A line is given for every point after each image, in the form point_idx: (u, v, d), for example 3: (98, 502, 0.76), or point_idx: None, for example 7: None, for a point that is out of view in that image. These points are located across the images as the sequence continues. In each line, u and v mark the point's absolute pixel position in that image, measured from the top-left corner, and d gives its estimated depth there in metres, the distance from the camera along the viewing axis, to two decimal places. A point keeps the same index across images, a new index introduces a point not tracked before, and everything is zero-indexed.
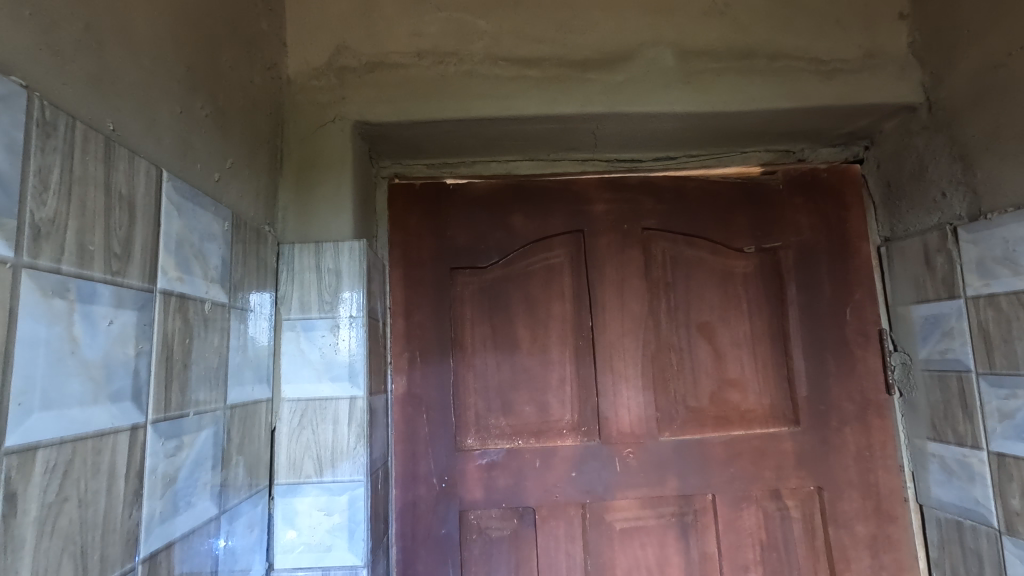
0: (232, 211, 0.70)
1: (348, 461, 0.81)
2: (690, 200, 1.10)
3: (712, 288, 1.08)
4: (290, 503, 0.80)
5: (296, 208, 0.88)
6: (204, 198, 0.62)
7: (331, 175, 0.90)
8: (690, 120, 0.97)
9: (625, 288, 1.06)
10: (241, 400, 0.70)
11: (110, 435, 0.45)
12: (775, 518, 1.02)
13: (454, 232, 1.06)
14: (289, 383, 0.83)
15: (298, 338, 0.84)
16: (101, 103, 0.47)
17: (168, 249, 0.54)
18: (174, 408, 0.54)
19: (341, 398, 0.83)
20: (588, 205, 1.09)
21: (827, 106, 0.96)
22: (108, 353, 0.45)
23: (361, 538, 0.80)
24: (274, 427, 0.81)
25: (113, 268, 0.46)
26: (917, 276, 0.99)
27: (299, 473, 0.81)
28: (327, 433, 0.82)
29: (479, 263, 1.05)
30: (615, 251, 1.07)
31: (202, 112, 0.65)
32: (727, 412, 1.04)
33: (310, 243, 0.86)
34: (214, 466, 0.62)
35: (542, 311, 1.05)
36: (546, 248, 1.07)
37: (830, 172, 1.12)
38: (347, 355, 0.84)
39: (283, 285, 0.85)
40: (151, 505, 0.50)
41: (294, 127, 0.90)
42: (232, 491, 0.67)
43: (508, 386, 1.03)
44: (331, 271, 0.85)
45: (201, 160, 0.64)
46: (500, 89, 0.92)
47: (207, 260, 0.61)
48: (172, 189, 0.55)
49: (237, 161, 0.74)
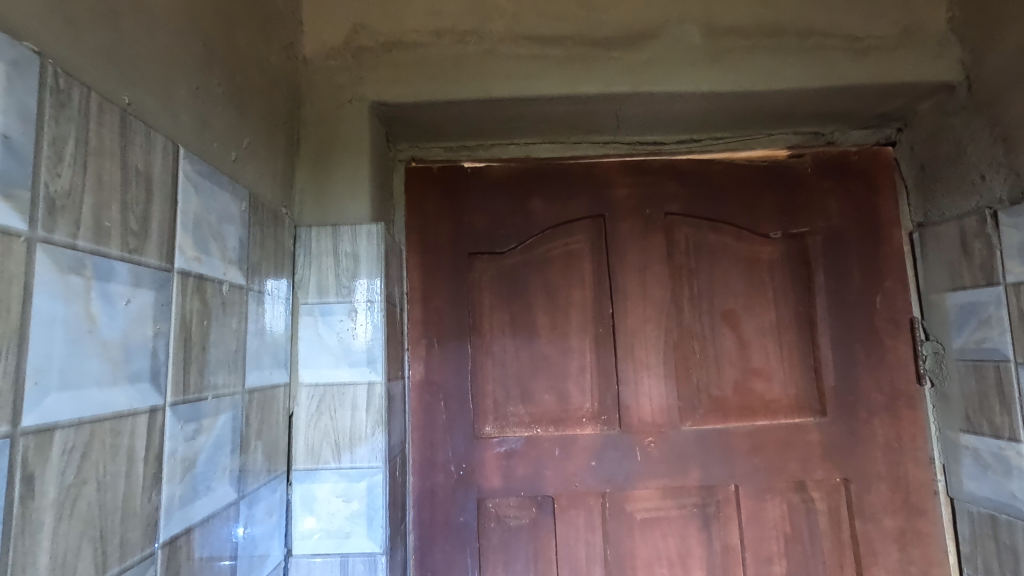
0: (249, 192, 0.69)
1: (367, 447, 0.80)
2: (715, 185, 1.07)
3: (737, 274, 1.05)
4: (309, 488, 0.79)
5: (313, 190, 0.87)
6: (220, 177, 0.60)
7: (348, 157, 0.88)
8: (716, 100, 0.94)
9: (647, 274, 1.03)
10: (259, 384, 0.69)
11: (129, 417, 0.44)
12: (800, 511, 0.99)
13: (473, 217, 1.04)
14: (306, 368, 0.81)
15: (316, 323, 0.82)
16: (117, 76, 0.46)
17: (186, 228, 0.52)
18: (193, 392, 0.53)
19: (359, 383, 0.81)
20: (609, 190, 1.06)
21: (861, 85, 0.92)
22: (126, 333, 0.44)
23: (379, 525, 0.79)
24: (292, 412, 0.80)
25: (130, 245, 0.44)
26: (953, 262, 0.96)
27: (317, 459, 0.80)
28: (346, 419, 0.80)
29: (498, 248, 1.03)
30: (637, 237, 1.04)
31: (218, 89, 0.63)
32: (751, 401, 1.01)
33: (327, 226, 0.85)
34: (233, 451, 0.61)
35: (562, 298, 1.03)
36: (566, 233, 1.05)
37: (860, 154, 1.08)
38: (365, 341, 0.82)
39: (300, 268, 0.83)
40: (171, 489, 0.49)
41: (311, 109, 0.89)
42: (251, 476, 0.66)
43: (527, 373, 1.01)
44: (349, 256, 0.84)
45: (217, 139, 0.62)
46: (521, 68, 0.90)
47: (224, 241, 0.60)
48: (189, 166, 0.54)
49: (254, 141, 0.72)
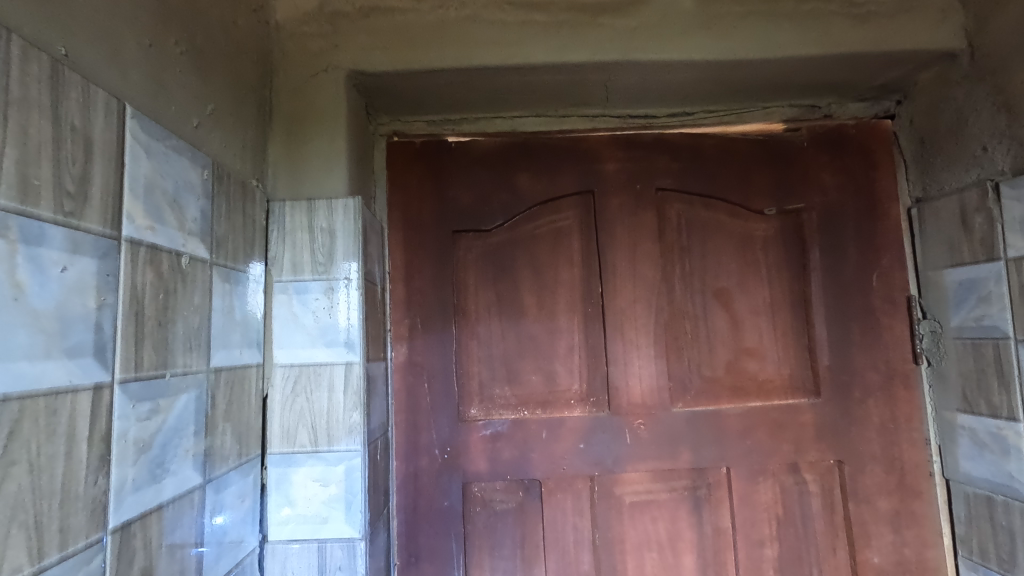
0: (213, 161, 0.65)
1: (345, 431, 0.77)
2: (708, 160, 1.04)
3: (730, 252, 1.02)
4: (285, 473, 0.76)
5: (287, 163, 0.83)
6: (177, 141, 0.56)
7: (324, 129, 0.84)
8: (709, 69, 0.90)
9: (637, 252, 1.00)
10: (227, 363, 0.65)
11: (68, 393, 0.40)
12: (793, 493, 0.97)
13: (457, 193, 1.00)
14: (280, 349, 0.78)
15: (290, 301, 0.79)
16: (50, 23, 0.42)
17: (136, 193, 0.49)
18: (148, 369, 0.50)
19: (337, 363, 0.78)
20: (598, 165, 1.02)
21: (860, 53, 0.88)
22: (62, 303, 0.40)
23: (358, 510, 0.76)
24: (266, 394, 0.77)
25: (65, 209, 0.41)
26: (952, 238, 0.93)
27: (293, 442, 0.77)
28: (323, 401, 0.77)
29: (483, 226, 1.00)
30: (627, 213, 1.01)
31: (175, 49, 0.59)
32: (744, 382, 0.99)
33: (302, 200, 0.81)
34: (197, 433, 0.58)
35: (550, 276, 1.00)
36: (554, 209, 1.01)
37: (858, 128, 1.04)
38: (343, 321, 0.79)
39: (274, 244, 0.80)
40: (122, 472, 0.46)
41: (284, 77, 0.84)
42: (218, 460, 0.63)
43: (514, 354, 0.98)
44: (325, 231, 0.80)
45: (175, 103, 0.58)
46: (505, 35, 0.86)
47: (183, 210, 0.56)
48: (138, 128, 0.50)
49: (219, 108, 0.68)
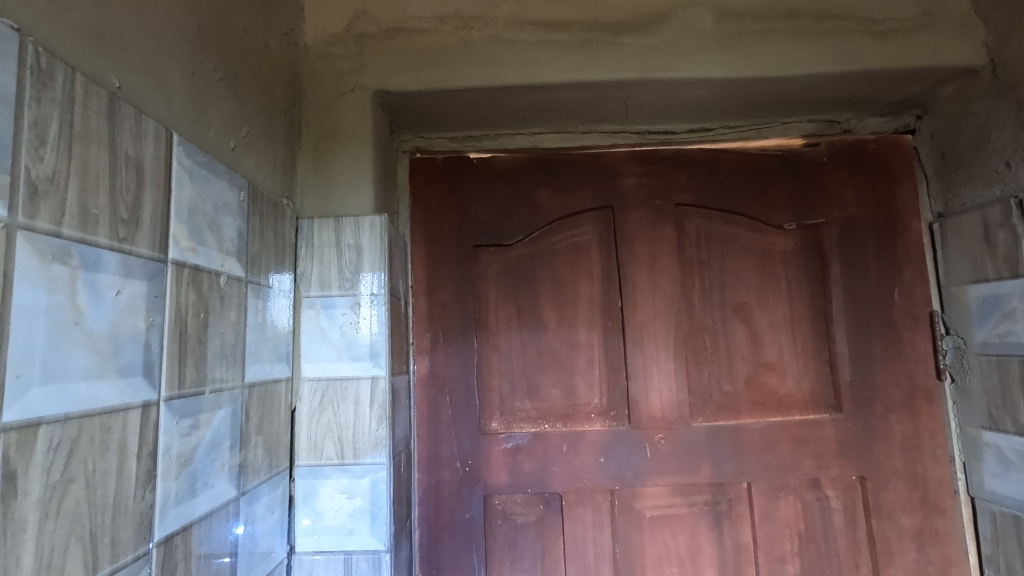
0: (248, 181, 0.67)
1: (370, 444, 0.78)
2: (727, 176, 1.04)
3: (750, 267, 1.02)
4: (312, 485, 0.78)
5: (315, 181, 0.85)
6: (217, 165, 0.58)
7: (350, 147, 0.86)
8: (728, 86, 0.91)
9: (656, 267, 1.01)
10: (259, 378, 0.67)
11: (120, 411, 0.42)
12: (815, 509, 0.97)
13: (478, 208, 1.02)
14: (308, 363, 0.80)
15: (318, 316, 0.81)
16: (105, 57, 0.44)
17: (180, 217, 0.51)
18: (189, 386, 0.51)
19: (363, 377, 0.80)
20: (618, 180, 1.04)
21: (880, 70, 0.89)
22: (116, 325, 0.42)
23: (383, 522, 0.77)
24: (294, 407, 0.79)
25: (119, 234, 0.43)
26: (975, 253, 0.92)
27: (320, 455, 0.78)
28: (349, 414, 0.79)
29: (504, 241, 1.01)
30: (647, 228, 1.02)
31: (214, 75, 0.61)
32: (764, 397, 0.99)
33: (329, 217, 0.83)
34: (232, 447, 0.59)
35: (570, 290, 1.01)
36: (574, 224, 1.02)
37: (878, 143, 1.04)
38: (368, 335, 0.81)
39: (302, 260, 0.82)
40: (166, 486, 0.47)
41: (312, 98, 0.87)
42: (251, 473, 0.65)
43: (534, 367, 0.99)
44: (352, 248, 0.82)
45: (214, 127, 0.60)
46: (527, 55, 0.87)
47: (221, 231, 0.58)
48: (183, 153, 0.52)
49: (253, 130, 0.70)
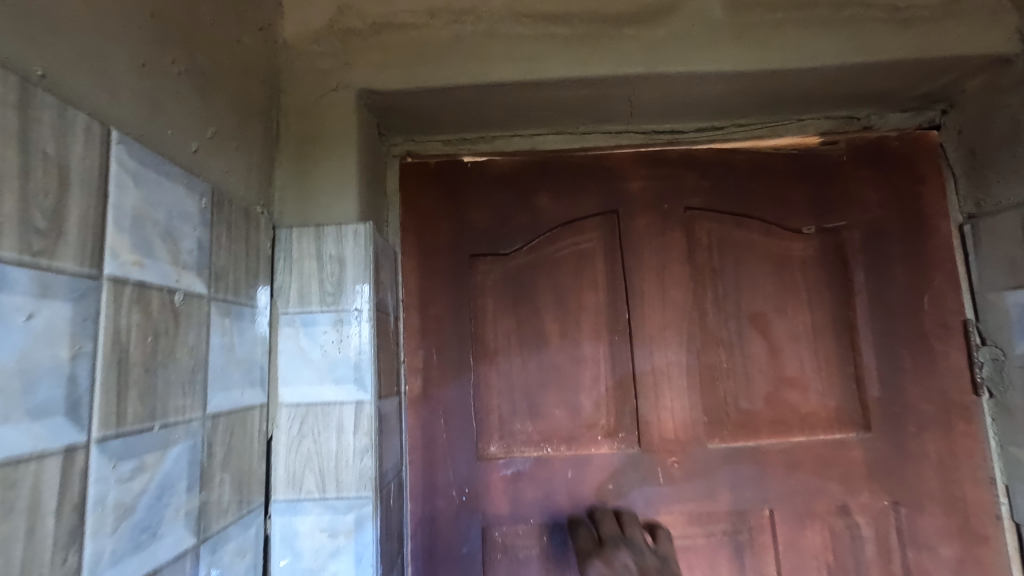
0: (214, 187, 0.60)
1: (354, 476, 0.71)
2: (740, 177, 0.97)
3: (766, 274, 0.95)
4: (290, 522, 0.70)
5: (295, 187, 0.78)
6: (172, 167, 0.51)
7: (333, 150, 0.79)
8: (742, 80, 0.84)
9: (666, 275, 0.93)
10: (226, 407, 0.60)
11: (32, 461, 0.35)
12: (844, 538, 0.89)
13: (474, 216, 0.95)
14: (286, 386, 0.73)
15: (297, 335, 0.74)
16: (22, 39, 0.37)
17: (121, 226, 0.44)
18: (131, 423, 0.44)
19: (346, 402, 0.72)
20: (623, 183, 0.97)
21: (906, 60, 0.82)
22: (26, 356, 0.35)
23: (369, 563, 0.70)
24: (271, 436, 0.71)
25: (33, 248, 0.36)
26: (1014, 257, 0.85)
27: (299, 488, 0.71)
28: (331, 442, 0.72)
29: (501, 249, 0.94)
30: (655, 234, 0.95)
31: (173, 69, 0.54)
32: (786, 415, 0.91)
33: (310, 226, 0.76)
34: (190, 488, 0.52)
35: (573, 302, 0.93)
36: (577, 231, 0.95)
37: (902, 140, 0.97)
38: (352, 355, 0.73)
39: (280, 274, 0.75)
40: (98, 545, 0.40)
41: (292, 98, 0.80)
42: (215, 516, 0.57)
43: (535, 386, 0.91)
44: (334, 259, 0.75)
45: (173, 126, 0.54)
46: (523, 50, 0.81)
47: (176, 242, 0.51)
48: (127, 153, 0.45)
49: (221, 131, 0.64)
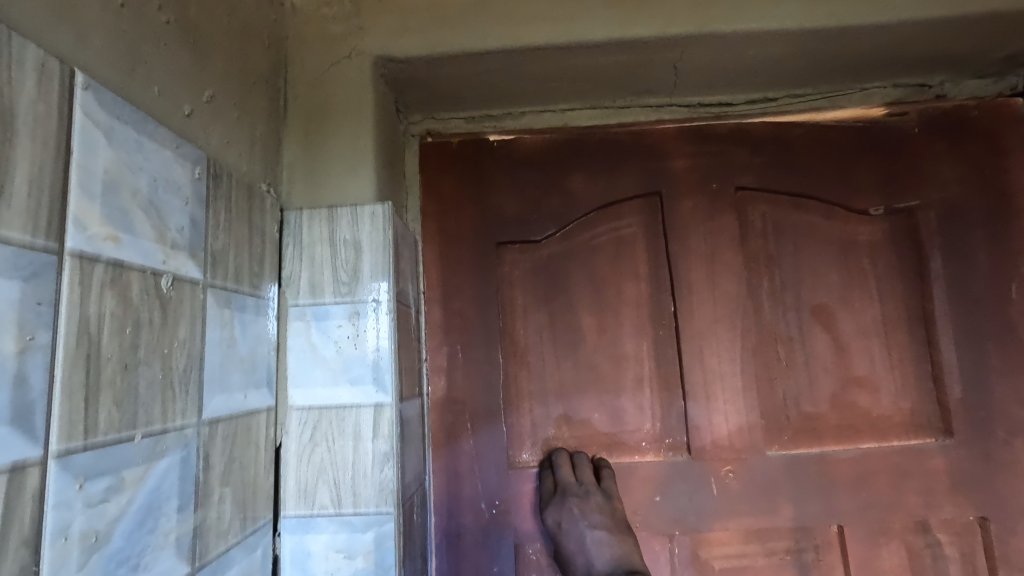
0: (211, 159, 0.52)
1: (373, 489, 0.62)
2: (797, 153, 0.87)
3: (830, 262, 0.85)
4: (302, 541, 0.62)
5: (304, 166, 0.70)
6: (157, 128, 0.43)
7: (347, 124, 0.71)
8: (804, 40, 0.74)
9: (717, 263, 0.84)
10: (227, 411, 0.52)
11: None
12: (925, 558, 0.78)
13: (500, 200, 0.86)
14: (297, 388, 0.64)
15: (308, 329, 0.65)
16: None
17: (89, 191, 0.36)
18: (105, 433, 0.36)
19: (363, 405, 0.64)
20: (665, 162, 0.87)
21: (997, 13, 0.71)
22: None
23: None
24: (280, 443, 0.63)
25: None
26: None
27: (312, 503, 0.63)
28: (347, 451, 0.63)
29: (531, 235, 0.85)
30: (703, 218, 0.85)
31: (159, 17, 0.46)
32: (855, 420, 0.81)
33: (321, 208, 0.68)
34: (183, 508, 0.44)
35: (612, 293, 0.84)
36: (615, 215, 0.86)
37: (981, 109, 0.87)
38: (370, 352, 0.65)
39: (289, 261, 0.66)
40: None
41: (301, 68, 0.72)
42: (214, 538, 0.49)
43: (572, 387, 0.82)
44: (349, 244, 0.67)
45: (159, 83, 0.46)
46: (558, 9, 0.72)
47: (163, 217, 0.43)
48: (97, 103, 0.37)
49: (219, 97, 0.56)
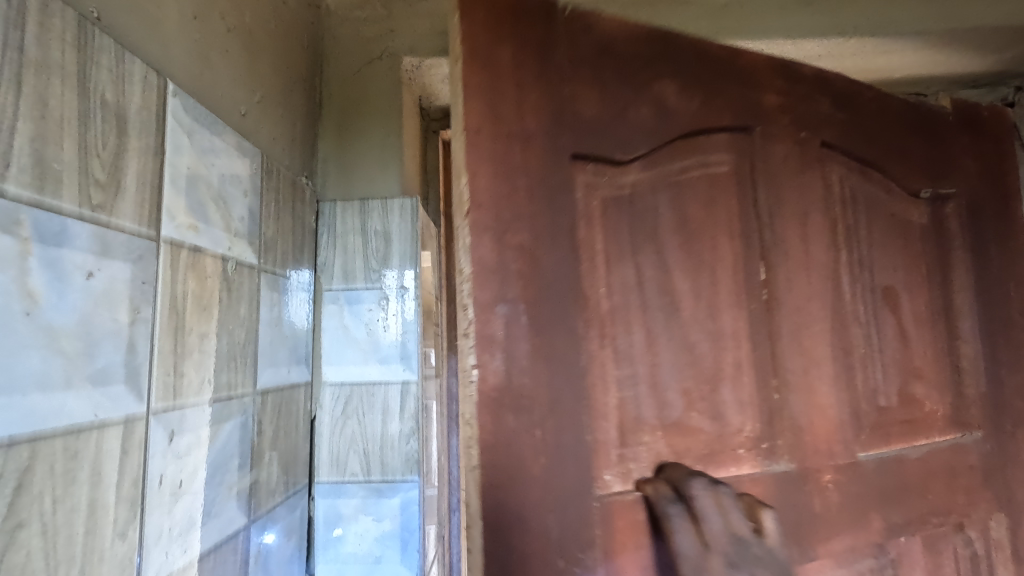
0: (263, 154, 0.57)
1: (399, 459, 0.68)
2: (868, 104, 0.59)
3: (895, 243, 0.59)
4: (334, 504, 0.68)
5: (338, 161, 0.75)
6: (224, 129, 0.49)
7: (378, 121, 0.76)
8: (808, 51, 0.79)
9: (810, 233, 0.51)
10: (275, 383, 0.58)
11: (93, 431, 0.33)
12: None
13: (580, 93, 0.41)
14: (331, 365, 0.70)
15: (342, 312, 0.71)
16: None
17: (177, 187, 0.41)
18: (187, 396, 0.42)
19: (391, 382, 0.70)
20: (754, 94, 0.51)
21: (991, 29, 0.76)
22: (88, 318, 0.33)
23: (415, 549, 0.67)
24: (314, 416, 0.69)
25: (93, 201, 0.33)
26: None
27: (343, 470, 0.68)
28: (376, 424, 0.69)
29: (619, 151, 0.42)
30: (790, 170, 0.51)
31: (221, 26, 0.51)
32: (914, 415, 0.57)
33: (355, 200, 0.73)
34: (242, 466, 0.50)
35: (697, 248, 0.45)
36: (703, 139, 0.47)
37: None
38: (398, 334, 0.70)
39: (324, 250, 0.72)
40: (157, 521, 0.38)
41: (335, 68, 0.78)
42: (264, 495, 0.55)
43: None
44: (379, 235, 0.72)
45: (222, 86, 0.51)
46: None
47: (228, 208, 0.49)
48: (182, 109, 0.42)
49: (268, 97, 0.61)
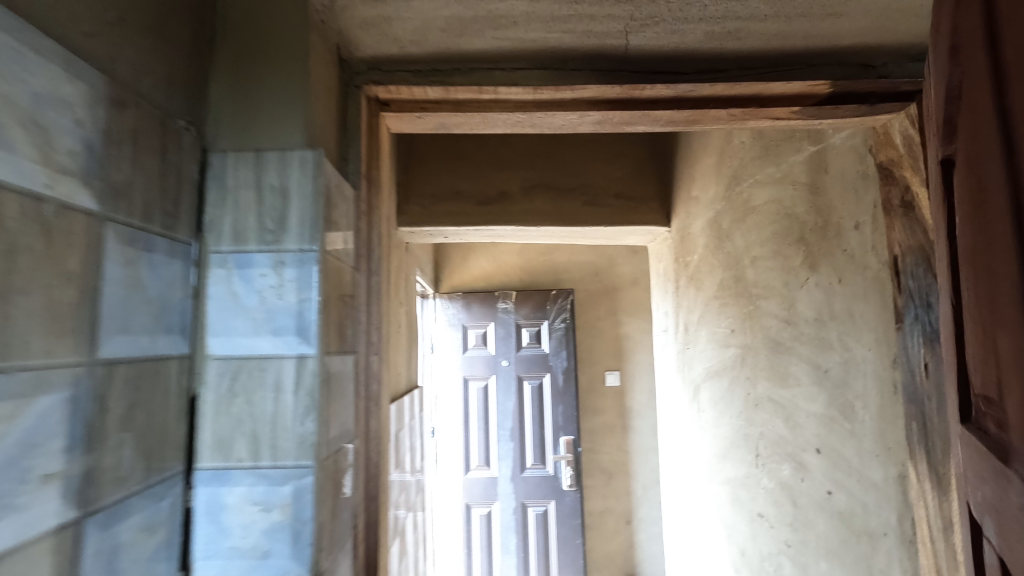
0: (116, 82, 0.49)
1: (292, 442, 0.61)
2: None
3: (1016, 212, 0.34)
4: (216, 493, 0.60)
5: (233, 107, 0.67)
6: (44, 39, 0.40)
7: (278, 64, 0.67)
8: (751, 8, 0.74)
9: None
10: (130, 354, 0.49)
11: None
12: None
13: None
14: (216, 337, 0.62)
15: (230, 277, 0.63)
16: None
17: None
18: None
19: (285, 357, 0.62)
20: None
21: None
22: None
23: (307, 542, 0.60)
24: (194, 394, 0.61)
25: None
26: None
27: (228, 455, 0.61)
28: (266, 404, 0.61)
29: None
30: None
31: None
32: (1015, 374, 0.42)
33: (249, 151, 0.65)
34: (68, 449, 0.42)
35: None
36: None
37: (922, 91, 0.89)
38: (294, 303, 0.63)
39: (212, 206, 0.64)
40: None
41: (233, 3, 0.69)
42: (109, 484, 0.47)
43: None
44: (276, 191, 0.64)
45: None
46: None
47: (48, 137, 0.40)
48: None
49: (131, 19, 0.52)
